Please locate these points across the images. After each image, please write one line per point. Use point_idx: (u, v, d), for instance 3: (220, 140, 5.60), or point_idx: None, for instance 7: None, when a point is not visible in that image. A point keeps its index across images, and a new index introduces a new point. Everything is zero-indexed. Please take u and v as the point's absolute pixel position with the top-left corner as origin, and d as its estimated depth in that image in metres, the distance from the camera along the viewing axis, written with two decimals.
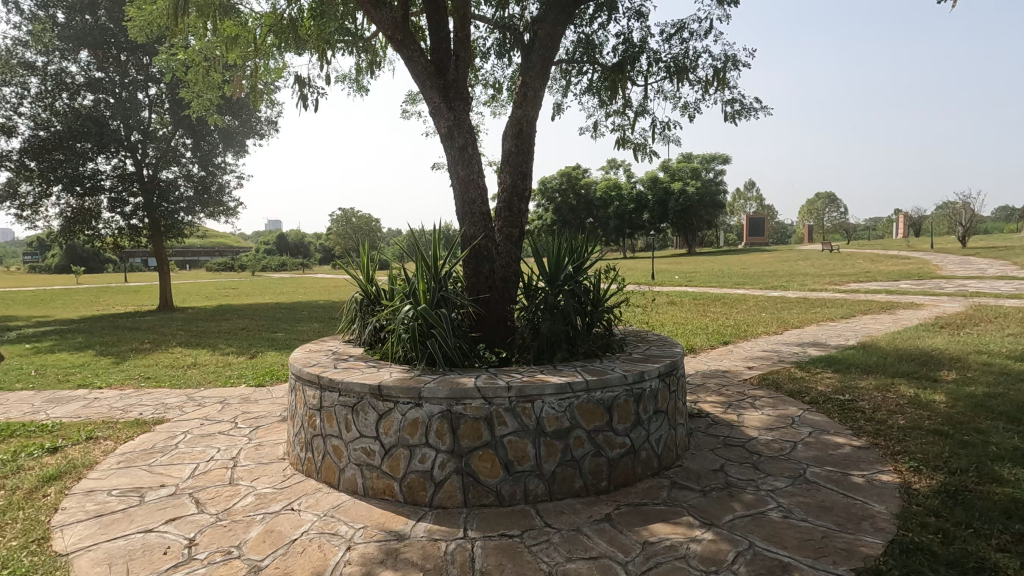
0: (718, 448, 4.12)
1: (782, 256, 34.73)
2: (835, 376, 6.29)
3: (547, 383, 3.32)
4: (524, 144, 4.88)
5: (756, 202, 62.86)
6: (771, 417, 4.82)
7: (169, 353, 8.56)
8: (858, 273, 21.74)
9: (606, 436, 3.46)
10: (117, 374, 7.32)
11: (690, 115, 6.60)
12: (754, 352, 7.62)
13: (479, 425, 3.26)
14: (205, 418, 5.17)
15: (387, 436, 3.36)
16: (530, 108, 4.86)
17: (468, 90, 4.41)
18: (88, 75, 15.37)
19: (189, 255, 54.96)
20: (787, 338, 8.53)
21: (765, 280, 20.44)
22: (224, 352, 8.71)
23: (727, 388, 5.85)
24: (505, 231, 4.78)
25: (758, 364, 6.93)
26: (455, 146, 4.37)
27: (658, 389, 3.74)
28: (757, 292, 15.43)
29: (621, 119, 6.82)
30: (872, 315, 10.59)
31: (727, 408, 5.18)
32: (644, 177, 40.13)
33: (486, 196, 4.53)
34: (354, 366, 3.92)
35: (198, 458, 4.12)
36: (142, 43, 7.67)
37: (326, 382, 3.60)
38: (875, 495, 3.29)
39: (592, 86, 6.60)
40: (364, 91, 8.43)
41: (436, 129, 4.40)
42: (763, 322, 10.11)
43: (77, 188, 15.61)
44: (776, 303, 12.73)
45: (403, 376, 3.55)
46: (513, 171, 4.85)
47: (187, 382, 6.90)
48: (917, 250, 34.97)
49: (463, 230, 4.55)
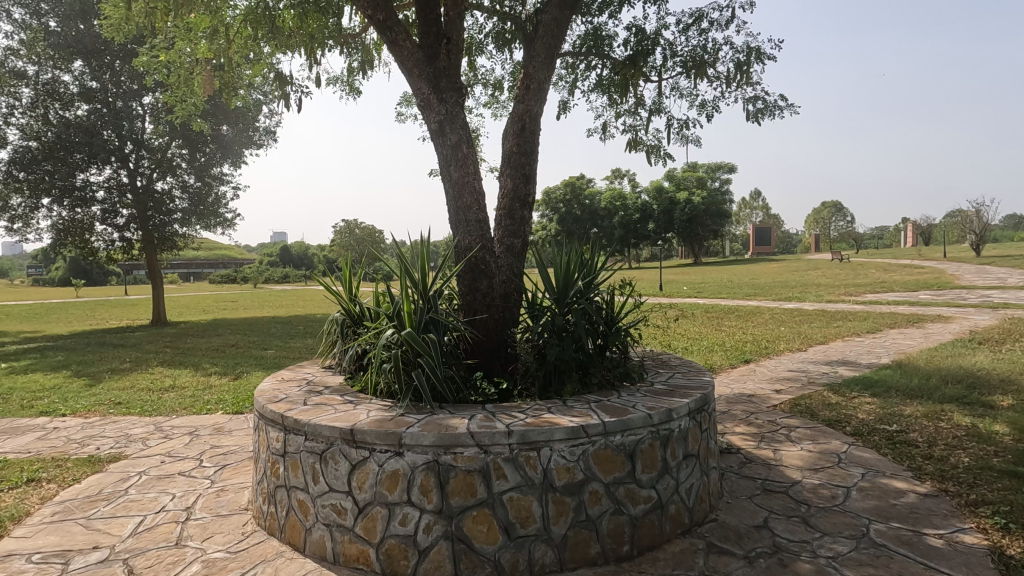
0: (757, 496, 3.50)
1: (792, 266, 33.92)
2: (874, 402, 5.64)
3: (556, 427, 2.72)
4: (527, 143, 4.31)
5: (762, 212, 62.21)
6: (812, 454, 4.19)
7: (148, 374, 7.98)
8: (874, 284, 20.99)
9: (628, 489, 2.85)
10: (87, 399, 6.73)
11: (712, 115, 6.02)
12: (780, 373, 6.95)
13: (473, 479, 2.66)
14: (168, 455, 4.57)
15: (361, 491, 2.76)
16: (534, 102, 4.30)
17: (462, 80, 3.85)
18: (81, 84, 15.00)
19: (193, 267, 54.77)
20: (813, 356, 7.87)
21: (779, 290, 19.75)
22: (206, 373, 8.13)
23: (756, 416, 5.20)
24: (505, 241, 4.19)
25: (786, 387, 6.29)
26: (447, 144, 3.81)
27: (688, 430, 3.13)
28: (772, 304, 14.76)
29: (633, 119, 6.27)
30: (900, 329, 9.90)
31: (759, 441, 4.54)
32: (649, 187, 39.65)
33: (483, 202, 3.94)
34: (326, 401, 3.33)
35: (147, 509, 3.52)
36: (119, 42, 7.24)
37: (291, 423, 3.01)
38: (964, 566, 2.66)
39: (601, 83, 6.05)
40: (358, 94, 7.95)
41: (425, 124, 3.84)
42: (783, 337, 9.44)
43: (67, 200, 15.17)
44: (793, 316, 12.06)
45: (383, 416, 2.95)
46: (514, 173, 4.29)
47: (159, 408, 6.31)
48: (930, 259, 34.17)
49: (457, 241, 3.97)
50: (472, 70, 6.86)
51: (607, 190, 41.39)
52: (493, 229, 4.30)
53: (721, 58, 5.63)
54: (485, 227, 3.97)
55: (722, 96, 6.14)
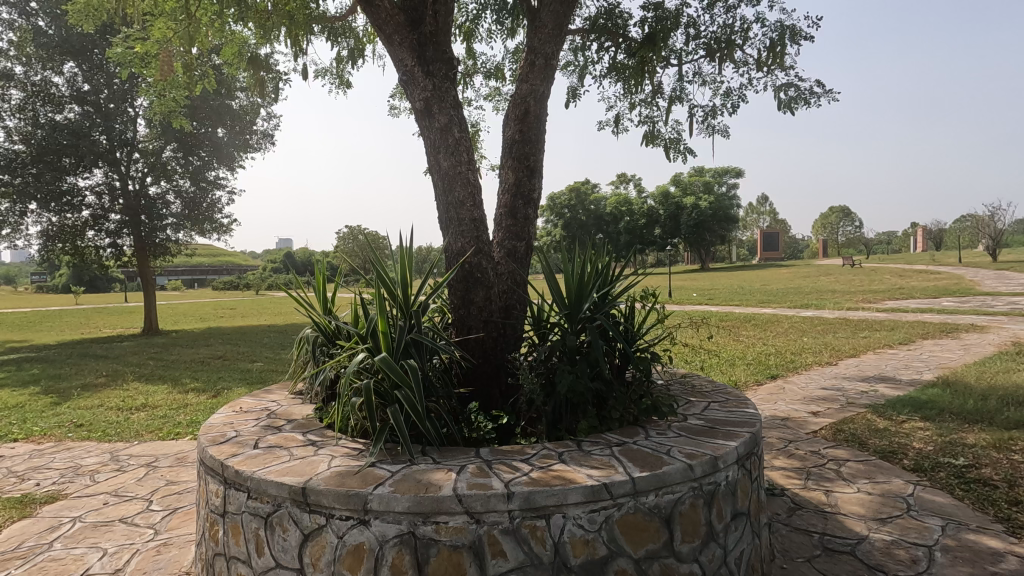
0: (818, 559, 2.82)
1: (803, 271, 33.08)
2: (929, 428, 4.93)
3: (570, 486, 2.07)
4: (531, 129, 3.67)
5: (770, 217, 61.38)
6: (874, 499, 3.50)
7: (122, 391, 7.35)
8: (892, 291, 20.20)
9: (665, 565, 2.19)
10: (47, 420, 6.11)
11: (743, 103, 5.33)
12: (813, 391, 6.24)
13: (460, 558, 2.00)
14: (115, 494, 3.93)
15: (316, 571, 2.11)
16: (539, 81, 3.66)
17: (452, 51, 3.23)
18: (72, 85, 14.50)
19: (194, 273, 54.29)
20: (846, 372, 7.15)
21: (793, 297, 19.04)
22: (184, 389, 7.49)
23: (796, 446, 4.50)
24: (506, 245, 3.60)
25: (824, 408, 5.60)
26: (434, 128, 3.18)
27: (737, 482, 2.47)
28: (789, 312, 14.03)
29: (649, 109, 5.64)
30: (934, 340, 9.18)
31: (805, 479, 3.84)
32: (654, 192, 38.97)
33: (478, 197, 3.28)
34: (282, 443, 2.68)
35: (67, 573, 2.88)
36: (87, 31, 6.64)
37: (231, 476, 2.36)
38: None
39: (614, 69, 5.43)
40: (349, 87, 7.37)
41: (408, 101, 3.20)
42: (810, 349, 8.74)
43: (54, 205, 14.64)
44: (814, 325, 11.32)
45: (348, 469, 2.30)
46: (516, 164, 3.66)
47: (123, 431, 5.67)
48: (944, 264, 33.42)
49: (447, 245, 3.30)
50: (472, 58, 6.26)
51: (612, 195, 40.74)
52: (492, 230, 3.69)
53: (751, 37, 4.97)
54: (480, 227, 3.30)
55: (751, 83, 5.46)
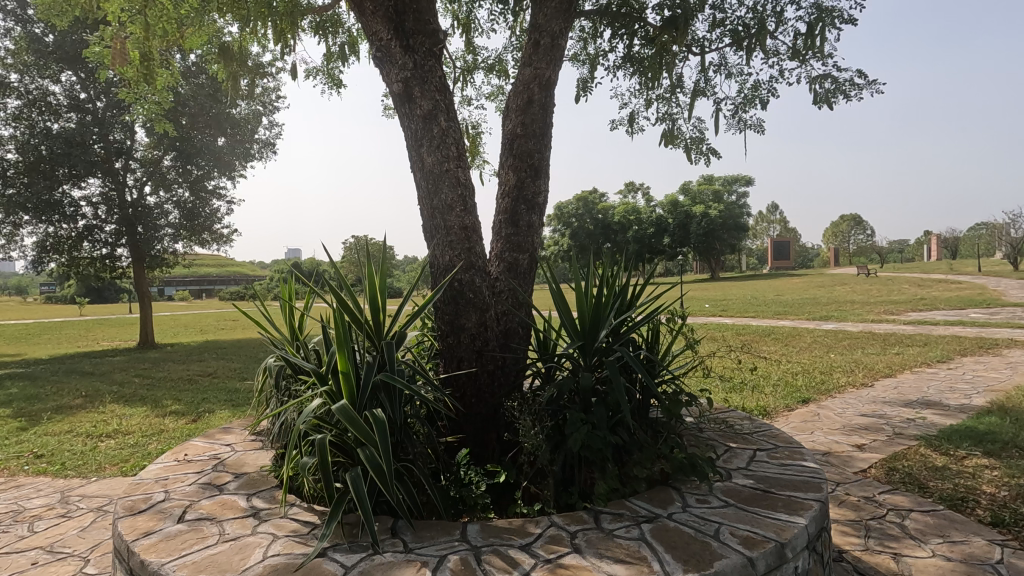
0: None
1: (816, 281, 32.28)
2: (998, 466, 4.24)
3: None
4: (535, 120, 3.10)
5: (780, 225, 60.51)
6: (958, 569, 2.83)
7: (94, 415, 6.79)
8: (914, 301, 19.40)
9: None
10: (6, 450, 5.55)
11: (775, 98, 4.74)
12: (853, 419, 5.56)
13: None
14: (48, 550, 3.34)
15: None
16: (545, 62, 3.09)
17: (438, 22, 2.68)
18: (71, 94, 14.10)
19: (201, 283, 54.13)
20: (885, 395, 6.47)
21: (811, 308, 18.29)
22: (163, 413, 6.93)
23: (845, 491, 3.85)
24: (505, 258, 3.05)
25: (869, 440, 4.93)
26: (416, 114, 2.63)
27: (807, 573, 1.87)
28: (809, 325, 13.34)
29: (668, 106, 5.07)
30: (974, 358, 8.47)
31: (865, 537, 3.19)
32: (663, 201, 38.39)
33: (470, 201, 2.71)
34: (216, 513, 2.10)
35: None
36: (59, 27, 6.09)
37: (135, 566, 1.79)
38: None
39: (628, 62, 4.90)
40: (342, 87, 6.90)
41: (384, 84, 2.67)
42: (840, 367, 8.06)
43: (50, 215, 14.21)
44: (840, 340, 10.61)
45: (287, 564, 1.70)
46: (517, 161, 3.10)
47: (85, 463, 5.11)
48: (962, 273, 32.51)
49: (433, 257, 2.73)
50: (472, 53, 5.77)
51: (620, 204, 40.21)
52: (488, 240, 3.14)
53: (785, 22, 4.38)
54: (473, 236, 2.72)
55: (782, 75, 4.87)
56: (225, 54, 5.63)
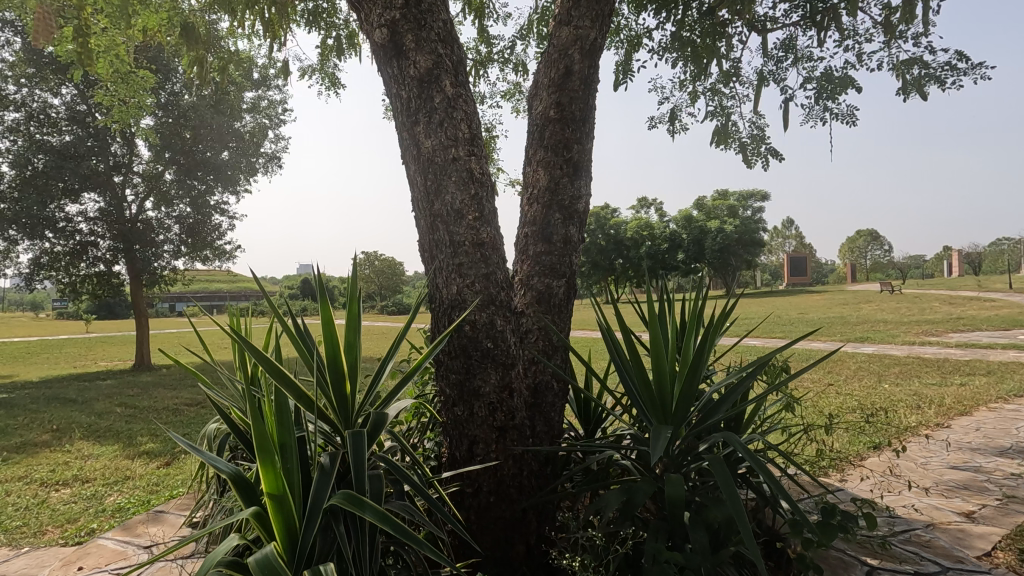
0: None
1: (837, 298, 31.11)
2: None
3: None
4: (573, 95, 2.28)
5: (795, 241, 59.24)
6: None
7: (56, 458, 5.93)
8: (950, 321, 18.24)
9: None
10: None
11: (855, 84, 3.90)
12: (945, 474, 4.57)
13: None
14: None
15: None
16: (588, 16, 2.28)
17: None
18: (71, 107, 13.36)
19: (206, 300, 53.73)
20: (971, 440, 5.47)
21: (839, 328, 17.22)
22: (135, 453, 6.09)
23: None
24: (534, 286, 2.23)
25: (977, 505, 3.95)
26: (407, 76, 1.85)
27: None
28: (846, 347, 12.31)
29: (719, 98, 4.25)
30: None
31: None
32: (677, 216, 37.55)
33: (486, 204, 1.90)
34: None
35: None
36: None
37: None
38: None
39: (670, 48, 4.10)
40: (340, 89, 6.21)
41: (365, 36, 1.91)
42: (902, 400, 7.06)
43: (45, 232, 13.55)
44: (888, 366, 9.57)
45: None
46: (551, 151, 2.28)
47: (25, 522, 4.27)
48: (990, 290, 31.18)
49: (434, 287, 1.90)
50: (486, 42, 5.01)
51: (633, 219, 39.38)
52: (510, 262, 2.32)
53: None
54: (491, 256, 1.89)
55: (859, 59, 4.04)
56: (187, 35, 4.53)
